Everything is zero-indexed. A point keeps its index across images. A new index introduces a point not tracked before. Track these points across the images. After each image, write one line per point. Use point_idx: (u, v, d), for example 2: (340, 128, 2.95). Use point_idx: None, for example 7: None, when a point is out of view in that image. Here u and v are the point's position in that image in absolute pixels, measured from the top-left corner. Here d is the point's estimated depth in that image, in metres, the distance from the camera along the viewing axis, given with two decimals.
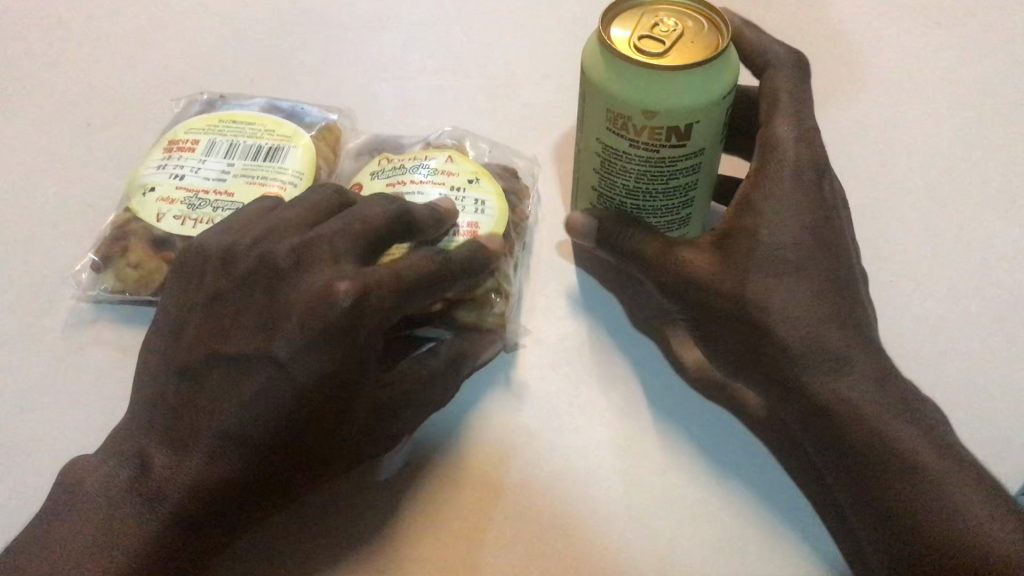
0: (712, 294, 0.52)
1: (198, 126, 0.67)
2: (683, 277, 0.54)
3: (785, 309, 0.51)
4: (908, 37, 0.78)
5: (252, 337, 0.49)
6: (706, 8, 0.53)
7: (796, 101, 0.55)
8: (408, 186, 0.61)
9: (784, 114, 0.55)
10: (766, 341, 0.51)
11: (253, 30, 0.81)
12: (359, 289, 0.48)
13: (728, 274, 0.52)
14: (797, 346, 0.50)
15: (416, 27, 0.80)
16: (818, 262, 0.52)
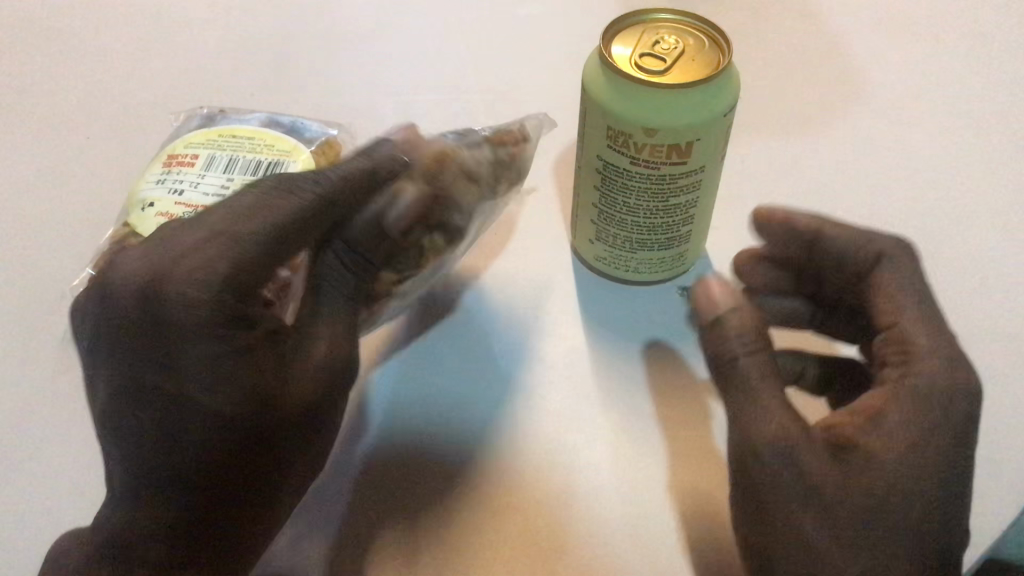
0: (803, 474, 0.43)
1: (197, 140, 0.67)
2: (759, 437, 0.44)
3: (885, 512, 0.43)
4: (905, 64, 0.79)
5: (125, 365, 0.46)
6: (708, 27, 0.53)
7: (903, 311, 0.49)
8: None
9: (914, 335, 0.47)
10: (831, 527, 0.42)
11: (257, 41, 0.81)
12: (196, 279, 0.45)
13: (823, 460, 0.43)
14: (877, 541, 0.42)
15: (419, 41, 0.80)
16: (935, 526, 0.43)
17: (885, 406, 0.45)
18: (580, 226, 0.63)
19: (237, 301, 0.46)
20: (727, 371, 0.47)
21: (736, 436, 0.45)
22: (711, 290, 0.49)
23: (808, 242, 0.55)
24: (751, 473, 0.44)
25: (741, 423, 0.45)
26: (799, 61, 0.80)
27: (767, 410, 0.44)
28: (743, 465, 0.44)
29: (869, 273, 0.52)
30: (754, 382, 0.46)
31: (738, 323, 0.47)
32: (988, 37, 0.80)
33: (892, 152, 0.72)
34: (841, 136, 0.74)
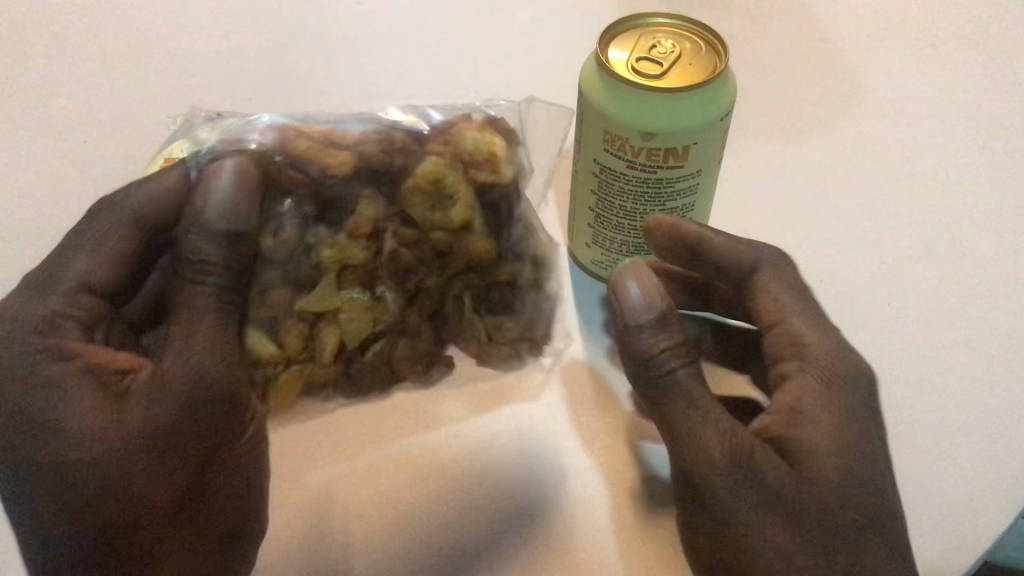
0: (762, 477, 0.44)
1: (194, 142, 0.66)
2: (712, 450, 0.44)
3: (838, 496, 0.45)
4: (907, 71, 0.79)
5: None
6: (704, 31, 0.53)
7: (786, 308, 0.52)
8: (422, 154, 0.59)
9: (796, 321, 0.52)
10: (794, 520, 0.44)
11: (254, 44, 0.81)
12: None
13: (773, 461, 0.45)
14: (835, 524, 0.44)
15: (417, 44, 0.80)
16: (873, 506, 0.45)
17: (794, 405, 0.48)
18: (577, 231, 0.63)
19: (37, 339, 0.46)
20: (659, 383, 0.47)
21: (686, 455, 0.45)
22: (624, 296, 0.50)
23: (692, 253, 0.55)
24: (710, 487, 0.44)
25: (686, 438, 0.45)
26: (797, 64, 0.80)
27: (715, 422, 0.45)
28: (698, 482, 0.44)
29: (753, 279, 0.54)
30: (687, 398, 0.46)
31: (672, 331, 0.48)
32: (986, 40, 0.80)
33: (889, 155, 0.72)
34: (840, 142, 0.74)
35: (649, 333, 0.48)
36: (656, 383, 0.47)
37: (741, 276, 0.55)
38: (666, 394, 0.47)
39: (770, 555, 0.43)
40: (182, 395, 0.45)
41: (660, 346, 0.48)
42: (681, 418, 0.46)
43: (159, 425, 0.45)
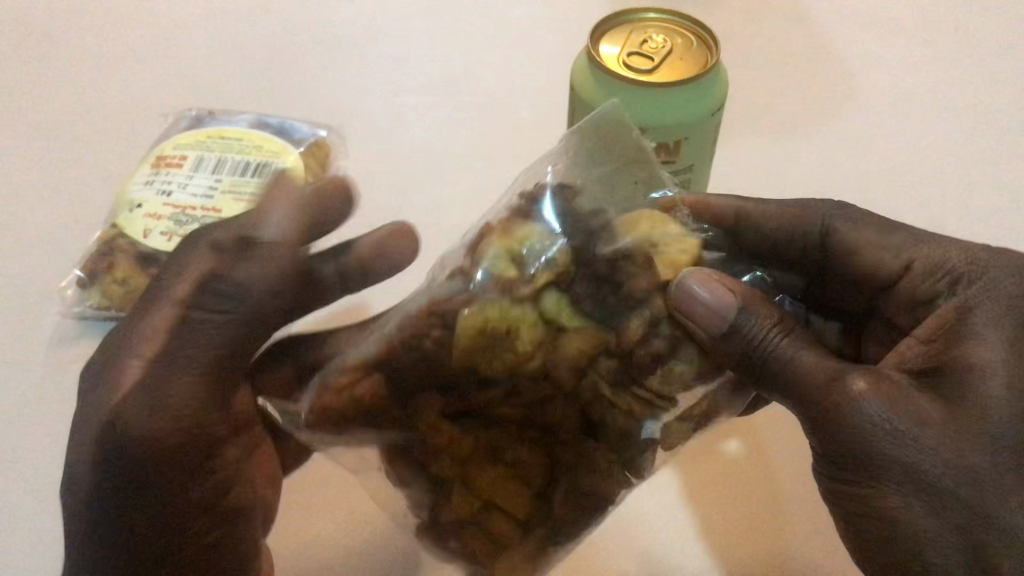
0: (906, 426, 0.39)
1: (186, 141, 0.69)
2: (840, 386, 0.40)
3: (1009, 436, 0.38)
4: (901, 62, 0.78)
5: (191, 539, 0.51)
6: (696, 26, 0.53)
7: (899, 245, 0.48)
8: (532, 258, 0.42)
9: (910, 252, 0.47)
10: (952, 473, 0.38)
11: (245, 41, 0.81)
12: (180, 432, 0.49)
13: (920, 402, 0.40)
14: (1000, 471, 0.38)
15: (409, 40, 0.80)
16: None
17: (957, 321, 0.42)
18: None
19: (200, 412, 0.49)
20: (753, 356, 0.42)
21: (815, 396, 0.41)
22: (693, 302, 0.42)
23: (733, 226, 0.53)
24: (848, 436, 0.40)
25: (813, 386, 0.41)
26: (791, 52, 0.79)
27: (849, 369, 0.41)
28: (832, 420, 0.40)
29: (829, 236, 0.51)
30: (809, 345, 0.42)
31: (763, 313, 0.43)
32: (979, 27, 0.80)
33: (883, 147, 0.73)
34: (835, 137, 0.73)
35: (747, 321, 0.42)
36: (760, 360, 0.42)
37: (812, 239, 0.51)
38: (767, 363, 0.42)
39: (921, 522, 0.39)
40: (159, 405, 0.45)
41: (762, 328, 0.42)
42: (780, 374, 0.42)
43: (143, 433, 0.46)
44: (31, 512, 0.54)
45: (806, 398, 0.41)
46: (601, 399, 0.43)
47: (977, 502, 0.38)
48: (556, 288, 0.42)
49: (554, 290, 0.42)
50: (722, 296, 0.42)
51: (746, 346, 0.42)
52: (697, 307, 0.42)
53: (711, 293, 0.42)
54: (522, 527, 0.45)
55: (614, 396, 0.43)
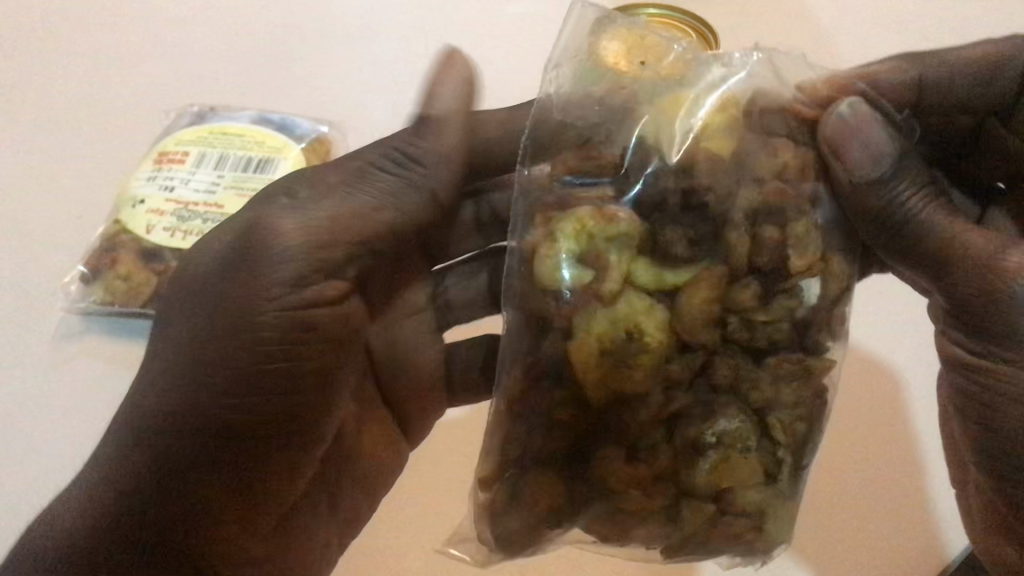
0: None
1: (188, 137, 0.69)
2: (990, 252, 0.42)
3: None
4: (900, 43, 0.77)
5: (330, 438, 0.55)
6: (691, 21, 0.54)
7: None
8: (613, 230, 0.40)
9: None
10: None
11: (239, 33, 0.81)
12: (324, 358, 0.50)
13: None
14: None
15: (405, 33, 0.81)
16: None
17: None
18: None
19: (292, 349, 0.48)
20: (898, 215, 0.43)
21: (969, 276, 0.42)
22: (852, 142, 0.42)
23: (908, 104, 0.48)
24: (1009, 317, 0.41)
25: (960, 251, 0.42)
26: None
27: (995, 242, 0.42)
28: (986, 290, 0.41)
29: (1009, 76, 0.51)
30: (953, 213, 0.43)
31: (909, 175, 0.43)
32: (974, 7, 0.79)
33: None
34: None
35: (897, 179, 0.43)
36: (900, 223, 0.43)
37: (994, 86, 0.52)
38: (916, 231, 0.43)
39: None
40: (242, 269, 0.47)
41: (907, 194, 0.43)
42: (929, 236, 0.43)
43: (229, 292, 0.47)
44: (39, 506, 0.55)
45: (954, 267, 0.42)
46: (756, 321, 0.41)
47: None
48: (641, 257, 0.40)
49: (642, 257, 0.40)
50: (868, 137, 0.42)
51: (890, 206, 0.43)
52: (857, 152, 0.42)
53: (851, 133, 0.42)
54: (762, 473, 0.42)
55: (768, 314, 0.41)
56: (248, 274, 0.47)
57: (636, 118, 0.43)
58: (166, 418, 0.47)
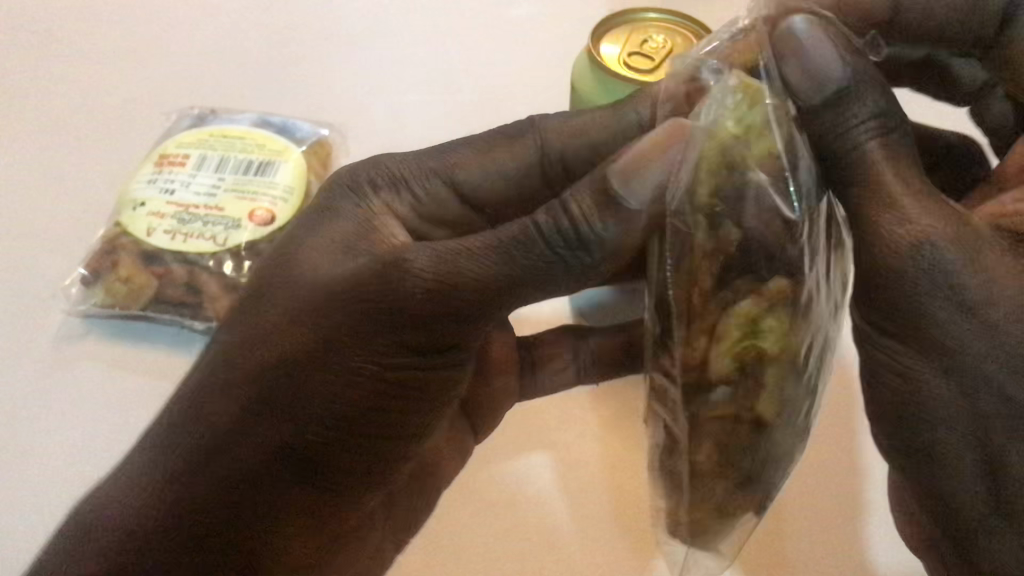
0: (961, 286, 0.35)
1: (188, 141, 0.70)
2: (919, 227, 0.35)
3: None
4: None
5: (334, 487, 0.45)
6: (696, 26, 0.53)
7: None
8: (732, 306, 0.40)
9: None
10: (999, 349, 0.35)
11: (242, 39, 0.81)
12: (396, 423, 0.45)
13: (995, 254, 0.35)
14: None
15: (408, 38, 0.81)
16: None
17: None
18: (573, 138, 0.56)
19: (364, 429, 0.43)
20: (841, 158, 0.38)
21: (872, 219, 0.37)
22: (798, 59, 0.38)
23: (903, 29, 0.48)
24: (907, 302, 0.36)
25: (879, 206, 0.37)
26: None
27: (921, 210, 0.36)
28: (875, 269, 0.37)
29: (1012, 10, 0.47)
30: (909, 163, 0.38)
31: (861, 100, 0.38)
32: None
33: None
34: None
35: (849, 106, 0.38)
36: (837, 162, 0.38)
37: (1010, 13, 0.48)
38: (849, 169, 0.38)
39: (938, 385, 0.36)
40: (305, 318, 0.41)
41: (855, 123, 0.38)
42: (856, 188, 0.38)
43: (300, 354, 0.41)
44: (35, 507, 0.55)
45: (866, 209, 0.37)
46: (794, 301, 0.41)
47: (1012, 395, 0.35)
48: (733, 298, 0.40)
49: (719, 296, 0.40)
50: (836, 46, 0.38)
51: (836, 132, 0.38)
52: (813, 67, 0.38)
53: (812, 47, 0.38)
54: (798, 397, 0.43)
55: (795, 284, 0.41)
56: (320, 338, 0.41)
57: (728, 134, 0.39)
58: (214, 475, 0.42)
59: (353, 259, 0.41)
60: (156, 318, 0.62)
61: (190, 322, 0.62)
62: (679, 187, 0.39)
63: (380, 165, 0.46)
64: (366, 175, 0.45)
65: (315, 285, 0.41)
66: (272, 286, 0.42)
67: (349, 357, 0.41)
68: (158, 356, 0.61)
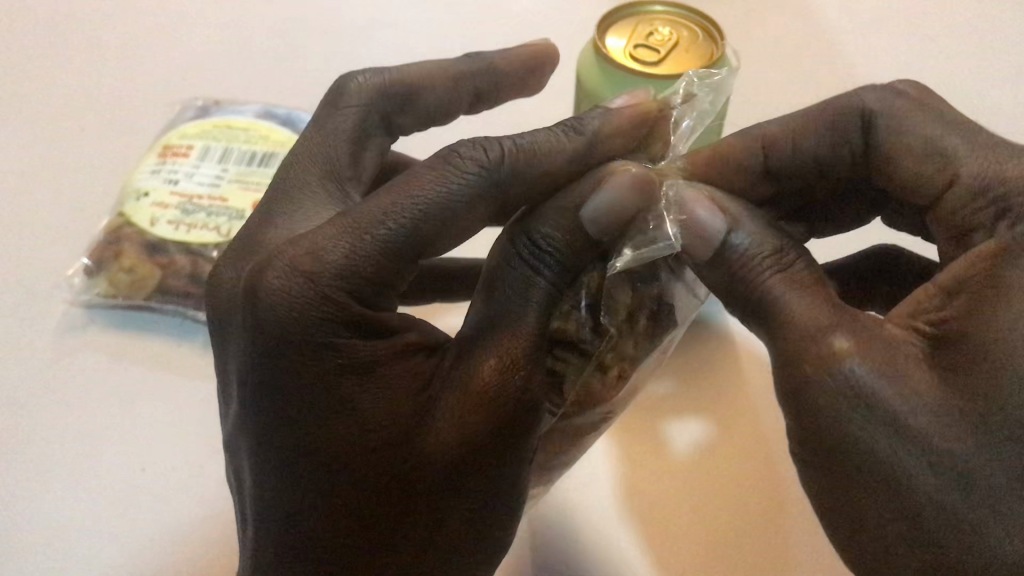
0: (891, 391, 0.34)
1: (193, 132, 0.70)
2: (863, 342, 0.35)
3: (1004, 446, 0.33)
4: (899, 60, 0.78)
5: (479, 538, 0.41)
6: (701, 19, 0.53)
7: (950, 154, 0.40)
8: (629, 342, 0.44)
9: (918, 180, 0.41)
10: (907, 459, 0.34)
11: (248, 31, 0.81)
12: (513, 476, 0.40)
13: (912, 371, 0.35)
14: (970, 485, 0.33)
15: (412, 31, 0.81)
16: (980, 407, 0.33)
17: (991, 271, 0.35)
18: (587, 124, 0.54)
19: (485, 494, 0.39)
20: (738, 280, 0.39)
21: (805, 348, 0.36)
22: (690, 211, 0.40)
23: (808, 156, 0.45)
24: (825, 402, 0.35)
25: (811, 331, 0.36)
26: (788, 53, 0.80)
27: (835, 322, 0.36)
28: (806, 368, 0.35)
29: (869, 138, 0.43)
30: (817, 291, 0.37)
31: (760, 238, 0.39)
32: (973, 24, 0.80)
33: None
34: None
35: (737, 244, 0.39)
36: (740, 294, 0.39)
37: (854, 153, 0.44)
38: (755, 302, 0.38)
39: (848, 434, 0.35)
40: (390, 413, 0.37)
41: (750, 258, 0.39)
42: (766, 312, 0.38)
43: (400, 442, 0.38)
44: (34, 495, 0.55)
45: (784, 341, 0.37)
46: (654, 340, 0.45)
47: (900, 504, 0.34)
48: (639, 330, 0.44)
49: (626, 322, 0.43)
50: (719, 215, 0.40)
51: (725, 262, 0.39)
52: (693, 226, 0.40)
53: (692, 214, 0.40)
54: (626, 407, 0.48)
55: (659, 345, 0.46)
56: (410, 428, 0.38)
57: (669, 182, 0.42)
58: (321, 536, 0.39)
59: (443, 420, 0.38)
60: (158, 309, 0.63)
61: (193, 313, 0.62)
62: (627, 216, 0.40)
63: (342, 281, 0.37)
64: (340, 311, 0.37)
65: (431, 452, 0.38)
66: (354, 478, 0.38)
67: (448, 439, 0.38)
68: (162, 347, 0.61)
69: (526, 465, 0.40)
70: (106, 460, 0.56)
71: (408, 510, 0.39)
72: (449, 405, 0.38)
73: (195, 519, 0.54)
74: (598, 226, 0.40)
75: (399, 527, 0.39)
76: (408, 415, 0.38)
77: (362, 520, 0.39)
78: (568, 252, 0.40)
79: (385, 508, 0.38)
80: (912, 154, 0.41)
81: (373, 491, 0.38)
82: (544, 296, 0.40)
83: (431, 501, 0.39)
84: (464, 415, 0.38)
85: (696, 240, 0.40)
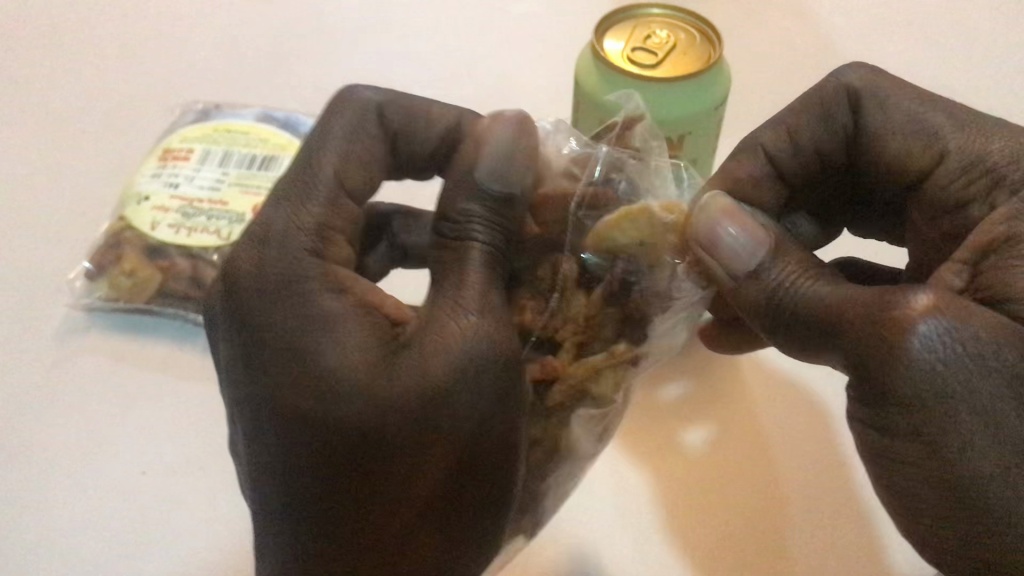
0: (965, 353, 0.35)
1: (193, 136, 0.70)
2: (925, 305, 0.36)
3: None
4: (900, 61, 0.78)
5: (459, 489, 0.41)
6: (699, 22, 0.53)
7: (936, 131, 0.44)
8: (568, 314, 0.44)
9: (915, 159, 0.45)
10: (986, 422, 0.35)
11: (249, 33, 0.81)
12: (481, 424, 0.39)
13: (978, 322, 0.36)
14: None
15: (413, 34, 0.81)
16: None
17: (1009, 231, 0.39)
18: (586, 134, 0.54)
19: (459, 442, 0.39)
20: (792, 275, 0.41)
21: (868, 329, 0.37)
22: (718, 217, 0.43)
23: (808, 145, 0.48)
24: (899, 372, 0.35)
25: (879, 310, 0.37)
26: (789, 54, 0.80)
27: (896, 296, 0.37)
28: (884, 345, 0.36)
29: (860, 120, 0.47)
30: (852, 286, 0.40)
31: (790, 253, 0.42)
32: (974, 26, 0.81)
33: None
34: None
35: (777, 256, 0.42)
36: (788, 293, 0.41)
37: (850, 139, 0.48)
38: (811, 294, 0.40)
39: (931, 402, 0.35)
40: (349, 363, 0.38)
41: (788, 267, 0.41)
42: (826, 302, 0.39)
43: (361, 392, 0.38)
44: (36, 497, 0.55)
45: (856, 322, 0.37)
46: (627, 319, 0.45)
47: (977, 488, 0.35)
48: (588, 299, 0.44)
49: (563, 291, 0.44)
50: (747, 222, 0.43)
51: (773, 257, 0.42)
52: (727, 235, 0.42)
53: (716, 220, 0.43)
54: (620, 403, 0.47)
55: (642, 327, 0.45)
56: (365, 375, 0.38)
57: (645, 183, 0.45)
58: (306, 491, 0.40)
59: (406, 370, 0.38)
60: (159, 313, 0.63)
61: (193, 317, 0.62)
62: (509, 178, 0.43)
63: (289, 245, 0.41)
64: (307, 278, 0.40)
65: (393, 398, 0.38)
66: (312, 431, 0.39)
67: (403, 386, 0.38)
68: (162, 351, 0.61)
69: (506, 417, 0.40)
70: (106, 463, 0.56)
71: (377, 457, 0.39)
72: (413, 358, 0.39)
73: (195, 522, 0.54)
74: (490, 184, 0.43)
75: (371, 476, 0.39)
76: (366, 363, 0.38)
77: (339, 472, 0.39)
78: (490, 214, 0.43)
79: (357, 457, 0.39)
80: (902, 136, 0.45)
81: (335, 439, 0.38)
82: (465, 253, 0.42)
83: (405, 449, 0.39)
84: (426, 364, 0.38)
85: (741, 236, 0.42)
